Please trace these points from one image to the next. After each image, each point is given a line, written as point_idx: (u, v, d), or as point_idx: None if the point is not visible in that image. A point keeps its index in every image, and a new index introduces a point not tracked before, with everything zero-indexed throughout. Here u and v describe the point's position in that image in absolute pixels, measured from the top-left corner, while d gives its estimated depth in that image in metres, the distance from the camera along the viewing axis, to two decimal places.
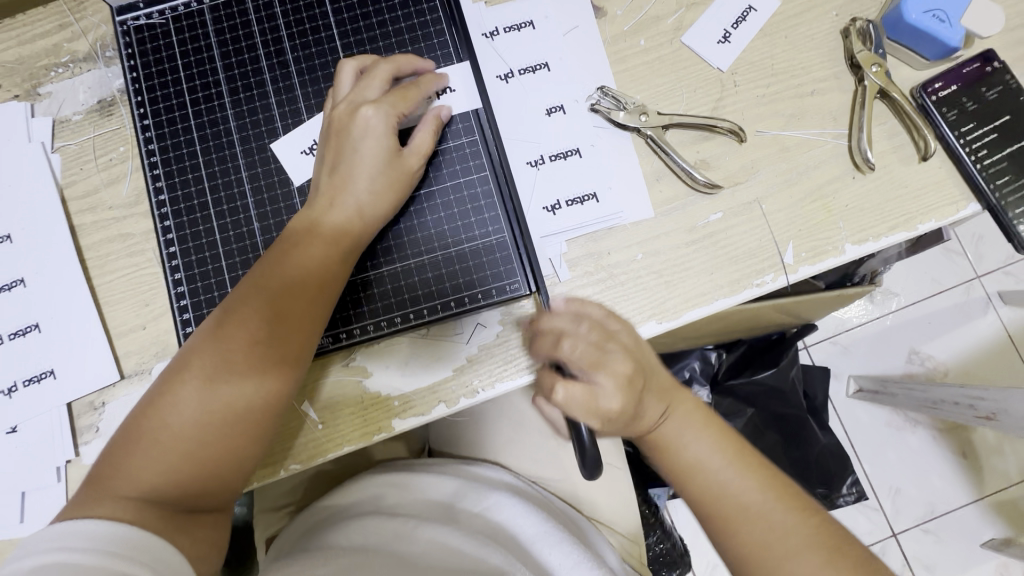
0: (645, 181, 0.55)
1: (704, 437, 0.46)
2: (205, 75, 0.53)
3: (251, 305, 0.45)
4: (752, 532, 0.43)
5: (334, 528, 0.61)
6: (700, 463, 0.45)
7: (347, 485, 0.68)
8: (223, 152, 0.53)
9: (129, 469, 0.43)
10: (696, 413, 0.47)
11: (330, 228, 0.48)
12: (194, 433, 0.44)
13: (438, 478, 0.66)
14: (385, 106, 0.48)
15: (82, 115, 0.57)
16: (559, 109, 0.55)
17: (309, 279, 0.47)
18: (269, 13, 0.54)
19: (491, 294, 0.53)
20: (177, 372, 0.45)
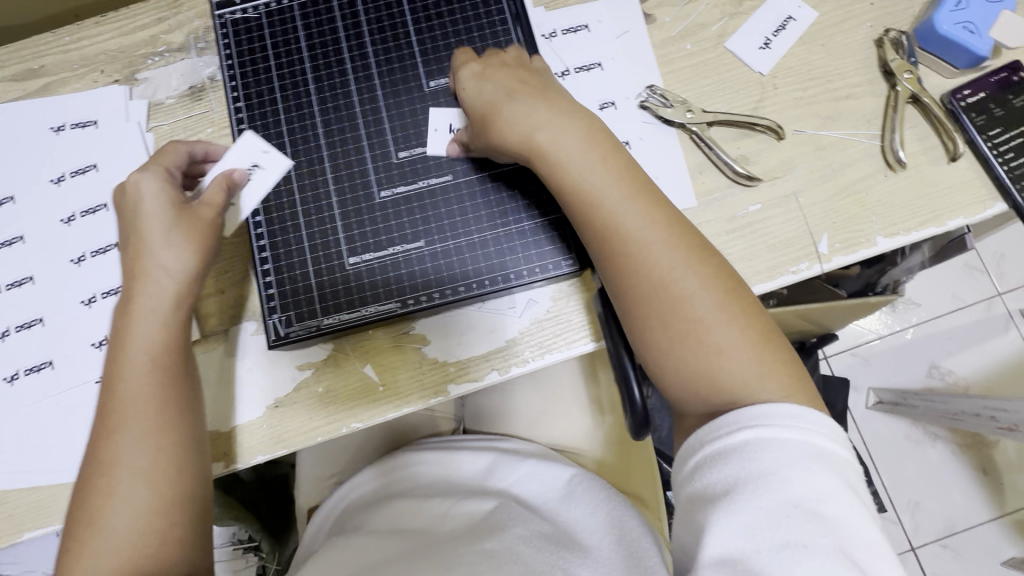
0: (689, 173, 0.59)
1: (634, 201, 0.48)
2: (293, 64, 0.58)
3: (121, 391, 0.46)
4: (622, 258, 0.48)
5: (374, 509, 0.65)
6: (620, 216, 0.48)
7: (382, 463, 0.71)
8: (307, 133, 0.57)
9: (87, 565, 0.43)
10: (603, 164, 0.49)
11: (158, 299, 0.48)
12: (138, 501, 0.45)
13: (475, 453, 0.69)
14: (149, 172, 0.51)
15: (174, 99, 0.63)
16: (610, 105, 0.60)
17: (163, 343, 0.48)
18: (352, 10, 0.58)
19: (548, 269, 0.56)
20: (94, 482, 0.45)
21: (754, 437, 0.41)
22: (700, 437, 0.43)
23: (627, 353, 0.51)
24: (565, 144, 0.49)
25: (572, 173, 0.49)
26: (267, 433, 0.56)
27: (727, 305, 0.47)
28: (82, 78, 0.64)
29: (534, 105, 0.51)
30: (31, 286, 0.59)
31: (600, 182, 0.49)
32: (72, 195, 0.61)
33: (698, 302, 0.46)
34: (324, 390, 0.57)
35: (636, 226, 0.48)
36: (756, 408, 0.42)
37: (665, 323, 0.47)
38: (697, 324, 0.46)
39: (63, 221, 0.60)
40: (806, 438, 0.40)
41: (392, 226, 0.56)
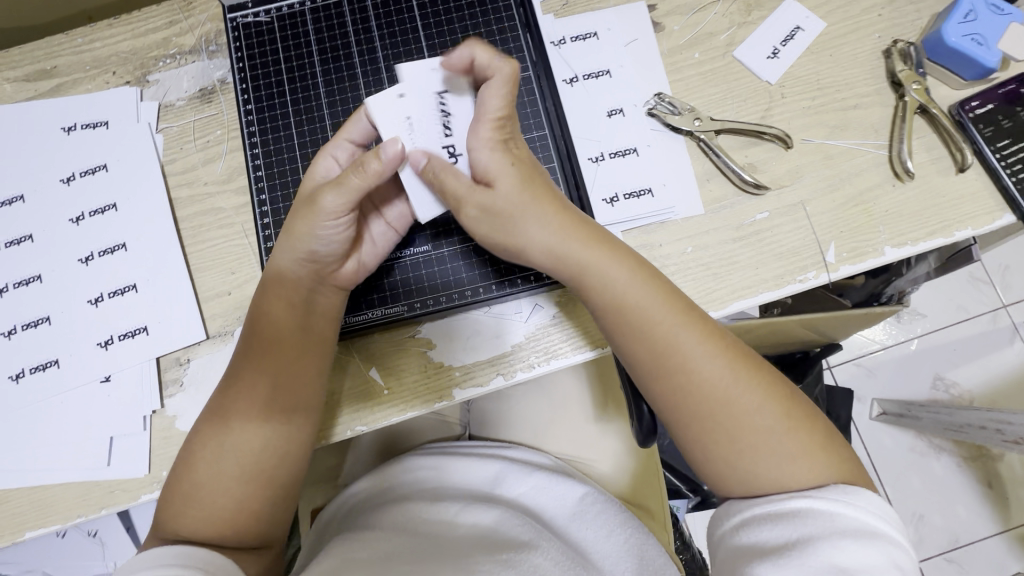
0: (696, 180, 0.59)
1: (683, 318, 0.49)
2: (303, 67, 0.58)
3: (248, 366, 0.51)
4: (676, 376, 0.48)
5: (378, 510, 0.63)
6: (672, 335, 0.48)
7: (385, 466, 0.71)
8: (316, 136, 0.57)
9: (176, 515, 0.48)
10: (647, 284, 0.49)
11: (304, 276, 0.51)
12: (233, 472, 0.49)
13: (482, 461, 0.69)
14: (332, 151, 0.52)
15: (184, 101, 0.64)
16: (619, 112, 0.60)
17: (317, 324, 0.52)
18: (363, 15, 0.59)
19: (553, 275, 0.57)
20: (201, 437, 0.50)
21: (804, 505, 0.43)
22: (742, 505, 0.46)
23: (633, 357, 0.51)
24: (604, 262, 0.49)
25: (614, 293, 0.49)
26: None
27: (782, 415, 0.47)
28: (94, 79, 0.64)
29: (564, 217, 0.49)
30: (39, 285, 0.59)
31: (646, 299, 0.49)
32: (81, 195, 0.61)
33: (752, 415, 0.47)
34: (328, 392, 0.56)
35: (683, 345, 0.48)
36: (809, 485, 0.44)
37: (723, 435, 0.47)
38: (751, 440, 0.47)
39: (72, 220, 0.60)
40: (858, 514, 0.42)
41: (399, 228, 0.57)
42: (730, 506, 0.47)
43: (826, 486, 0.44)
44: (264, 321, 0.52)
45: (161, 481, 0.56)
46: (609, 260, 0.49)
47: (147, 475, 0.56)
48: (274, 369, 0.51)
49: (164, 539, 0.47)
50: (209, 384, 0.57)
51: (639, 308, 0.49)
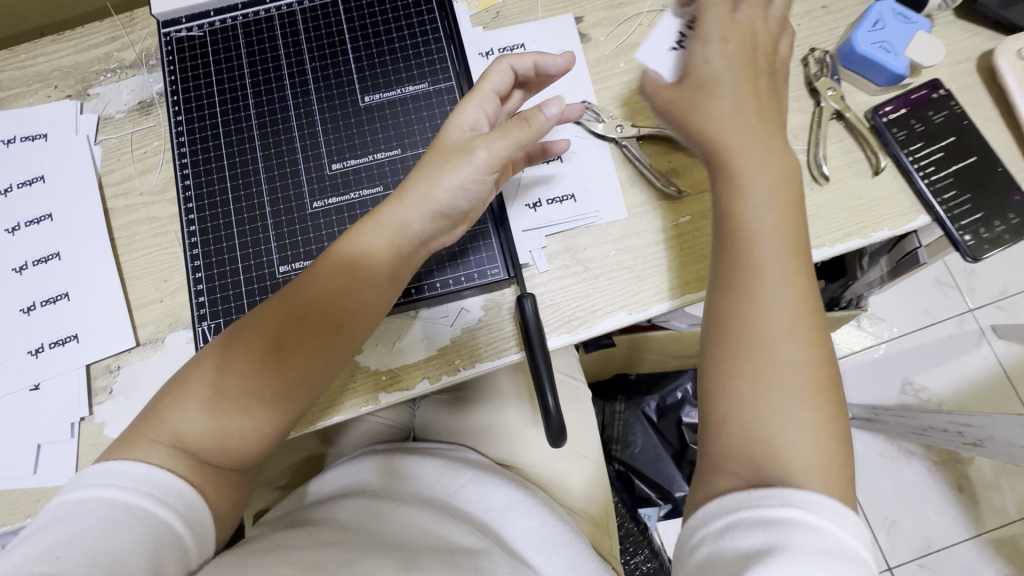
0: (620, 186, 0.60)
1: (797, 327, 0.45)
2: (233, 80, 0.60)
3: (295, 317, 0.47)
4: (760, 338, 0.45)
5: (317, 509, 0.62)
6: (778, 297, 0.45)
7: (322, 476, 0.70)
8: (244, 145, 0.58)
9: (168, 429, 0.46)
10: (788, 285, 0.46)
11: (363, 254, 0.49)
12: (207, 428, 0.46)
13: (419, 462, 0.68)
14: (477, 103, 0.52)
15: (123, 113, 0.65)
16: (544, 120, 0.62)
17: (349, 301, 0.48)
18: (292, 29, 0.60)
19: (473, 278, 0.58)
20: (194, 378, 0.47)
21: (794, 517, 0.39)
22: (728, 508, 0.41)
23: (544, 360, 0.52)
24: (755, 232, 0.47)
25: (758, 259, 0.46)
26: None
27: (823, 467, 0.42)
28: (35, 93, 0.66)
29: (757, 185, 0.48)
30: None
31: (778, 292, 0.45)
32: (17, 205, 0.62)
33: (802, 445, 0.42)
34: None
35: (784, 346, 0.44)
36: (805, 494, 0.40)
37: (758, 444, 0.43)
38: (784, 463, 0.42)
39: (7, 230, 0.61)
40: (850, 535, 0.39)
41: (315, 236, 0.55)
42: (715, 509, 0.42)
43: (819, 495, 0.40)
44: (305, 281, 0.49)
45: None
46: (765, 212, 0.47)
47: (72, 483, 0.56)
48: (292, 355, 0.47)
49: (142, 446, 0.45)
50: (139, 390, 0.58)
51: (758, 257, 0.47)
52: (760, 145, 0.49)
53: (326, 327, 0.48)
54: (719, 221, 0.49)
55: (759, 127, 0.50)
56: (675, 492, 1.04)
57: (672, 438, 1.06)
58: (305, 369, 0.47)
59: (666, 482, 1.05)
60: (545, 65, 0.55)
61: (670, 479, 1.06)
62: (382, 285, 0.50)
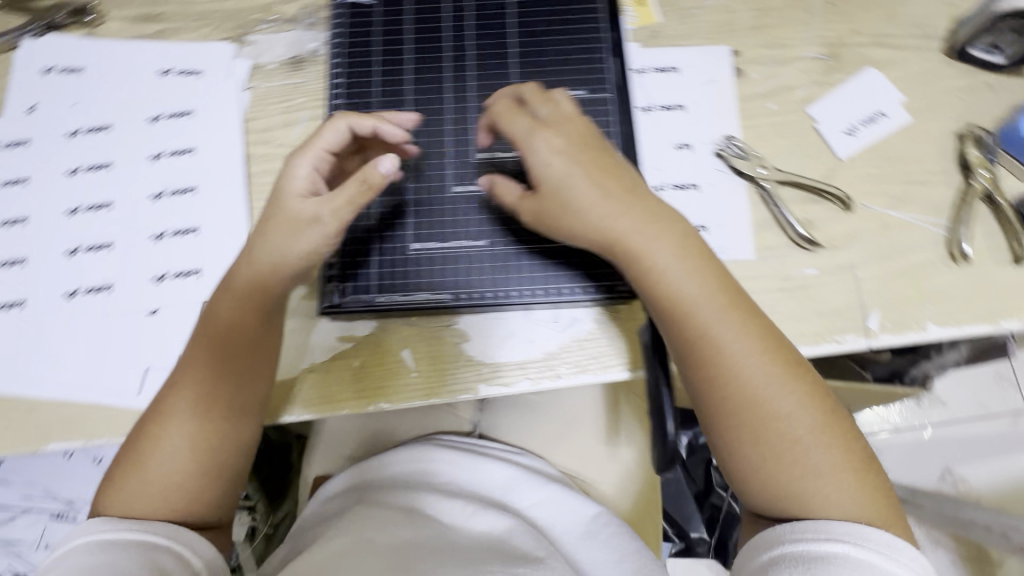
0: (752, 226, 0.60)
1: (768, 365, 0.49)
2: (395, 53, 0.60)
3: (189, 345, 0.53)
4: (757, 416, 0.48)
5: (394, 493, 0.63)
6: (754, 374, 0.49)
7: (395, 453, 0.70)
8: (396, 120, 0.59)
9: (128, 487, 0.50)
10: (745, 335, 0.49)
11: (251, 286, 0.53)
12: (175, 475, 0.51)
13: (494, 465, 0.68)
14: (311, 156, 0.53)
15: (276, 65, 0.67)
16: (687, 146, 0.61)
17: (233, 331, 0.52)
18: (459, 15, 0.61)
19: (597, 290, 0.58)
20: (162, 417, 0.52)
21: (842, 550, 0.44)
22: (771, 542, 0.46)
23: (666, 382, 0.55)
24: (698, 299, 0.50)
25: (704, 328, 0.49)
26: (294, 395, 0.57)
27: (839, 469, 0.48)
28: (195, 29, 0.68)
29: (612, 209, 0.51)
30: (108, 212, 0.62)
31: (738, 347, 0.49)
32: (164, 135, 0.64)
33: (809, 456, 0.48)
34: (359, 365, 0.58)
35: (773, 392, 0.49)
36: (851, 527, 0.45)
37: (763, 470, 0.49)
38: (800, 492, 0.48)
39: (151, 157, 0.64)
40: (902, 570, 0.43)
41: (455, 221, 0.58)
42: (761, 543, 0.47)
43: (863, 528, 0.45)
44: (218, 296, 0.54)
45: None
46: (693, 281, 0.50)
47: None
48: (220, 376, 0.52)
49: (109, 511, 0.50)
50: None
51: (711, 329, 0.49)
52: (622, 205, 0.51)
53: (231, 337, 0.52)
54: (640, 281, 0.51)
55: (621, 193, 0.52)
56: (690, 530, 1.03)
57: (698, 479, 1.05)
58: (221, 371, 0.52)
59: (684, 519, 1.05)
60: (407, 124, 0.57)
61: (688, 518, 1.05)
62: (257, 310, 0.53)
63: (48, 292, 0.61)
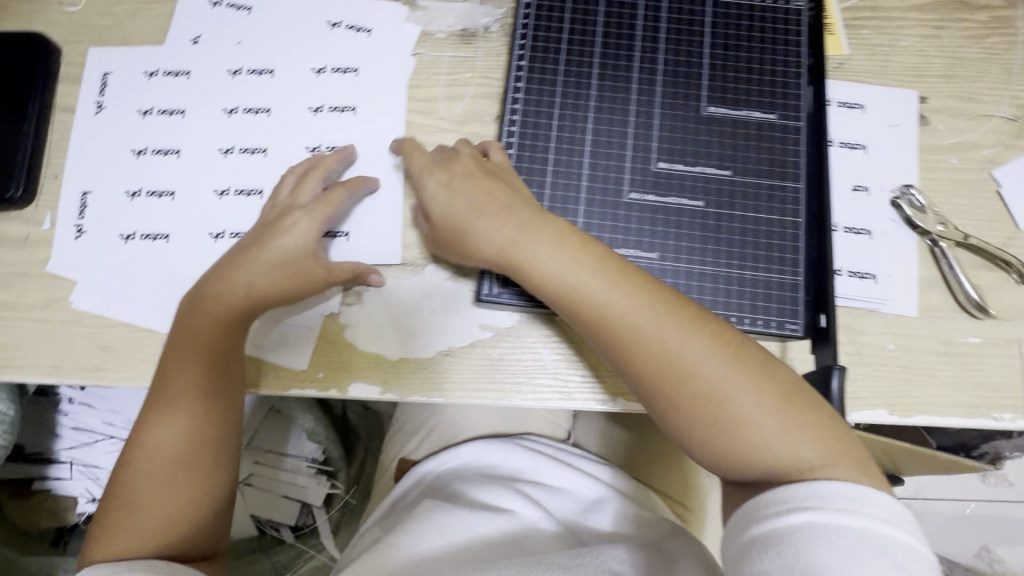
0: (918, 283, 0.58)
1: (726, 361, 0.45)
2: (584, 43, 0.58)
3: (175, 371, 0.53)
4: (752, 449, 0.44)
5: (475, 488, 0.63)
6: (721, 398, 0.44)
7: (487, 445, 0.71)
8: (577, 113, 0.57)
9: (128, 513, 0.50)
10: (692, 336, 0.46)
11: (222, 282, 0.54)
12: (172, 492, 0.51)
13: (578, 477, 0.66)
14: (309, 211, 0.56)
15: (445, 35, 0.65)
16: (864, 189, 0.59)
17: (211, 341, 0.53)
18: (655, 14, 0.58)
19: (771, 327, 0.52)
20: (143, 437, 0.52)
21: (806, 517, 0.39)
22: (763, 512, 0.41)
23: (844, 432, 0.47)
24: (589, 281, 0.47)
25: (688, 369, 0.45)
26: (426, 375, 0.56)
27: (770, 409, 0.44)
28: None
29: (539, 234, 0.49)
30: (263, 157, 0.62)
31: (663, 337, 0.46)
32: (326, 90, 0.63)
33: (730, 407, 0.44)
34: (497, 357, 0.57)
35: (707, 373, 0.45)
36: (810, 488, 0.41)
37: (715, 459, 0.45)
38: (728, 452, 0.44)
39: (311, 109, 0.63)
40: (866, 522, 0.38)
41: (627, 228, 0.54)
42: (741, 522, 0.42)
43: (818, 485, 0.41)
44: (190, 310, 0.54)
45: (313, 381, 0.56)
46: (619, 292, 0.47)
47: (302, 371, 0.56)
48: (185, 377, 0.53)
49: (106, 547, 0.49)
50: (388, 307, 0.57)
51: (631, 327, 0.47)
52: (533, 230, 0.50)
53: (216, 355, 0.53)
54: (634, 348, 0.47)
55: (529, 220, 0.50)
56: None
57: None
58: (208, 388, 0.53)
59: None
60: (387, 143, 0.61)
61: None
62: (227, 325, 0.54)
63: (193, 228, 0.61)
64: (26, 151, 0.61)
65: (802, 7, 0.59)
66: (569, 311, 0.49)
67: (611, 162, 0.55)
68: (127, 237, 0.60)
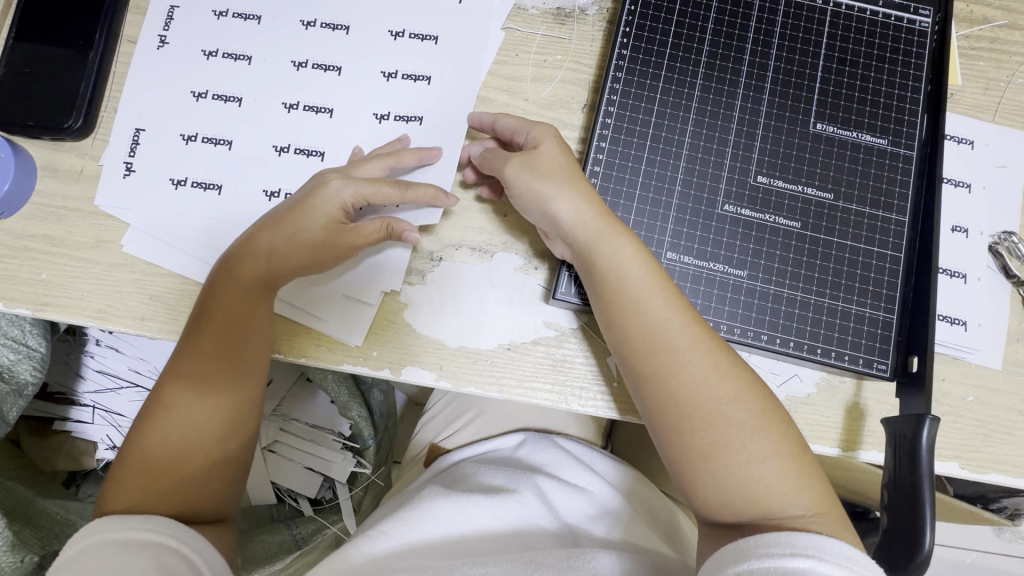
0: (1006, 336, 0.55)
1: (746, 397, 0.46)
2: (692, 39, 0.55)
3: (209, 332, 0.51)
4: (751, 488, 0.44)
5: (490, 474, 0.60)
6: (737, 437, 0.45)
7: (522, 438, 0.69)
8: (677, 112, 0.53)
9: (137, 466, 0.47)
10: (723, 368, 0.46)
11: (258, 250, 0.52)
12: (180, 454, 0.48)
13: (596, 479, 0.62)
14: (354, 181, 0.52)
15: (539, 11, 0.60)
16: (962, 231, 0.56)
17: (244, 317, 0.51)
18: (771, 17, 0.55)
19: (855, 363, 0.50)
20: (165, 397, 0.50)
21: (807, 566, 0.38)
22: (767, 552, 0.39)
23: (929, 482, 0.44)
24: (639, 290, 0.47)
25: (712, 400, 0.45)
26: (482, 367, 0.53)
27: (776, 453, 0.44)
28: None
29: (616, 232, 0.48)
30: (327, 119, 0.58)
31: (699, 359, 0.46)
32: (404, 53, 0.59)
33: (747, 443, 0.45)
34: (559, 357, 0.54)
35: (730, 403, 0.45)
36: (813, 538, 0.40)
37: (712, 488, 0.45)
38: (730, 482, 0.44)
39: (383, 73, 0.59)
40: None
41: (719, 242, 0.52)
42: (728, 555, 0.40)
43: (821, 538, 0.40)
44: (228, 274, 0.51)
45: (366, 359, 0.53)
46: (665, 311, 0.47)
47: (355, 347, 0.53)
48: (218, 349, 0.51)
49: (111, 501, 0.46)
50: (450, 291, 0.55)
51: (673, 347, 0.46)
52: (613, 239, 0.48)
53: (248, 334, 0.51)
54: (664, 366, 0.46)
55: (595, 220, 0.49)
56: None
57: None
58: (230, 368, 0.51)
59: None
60: (484, 126, 0.56)
61: None
62: (261, 297, 0.51)
63: (250, 184, 0.57)
64: (90, 81, 0.58)
65: (927, 29, 0.55)
66: (608, 311, 0.48)
67: (708, 170, 0.53)
68: (177, 182, 0.57)
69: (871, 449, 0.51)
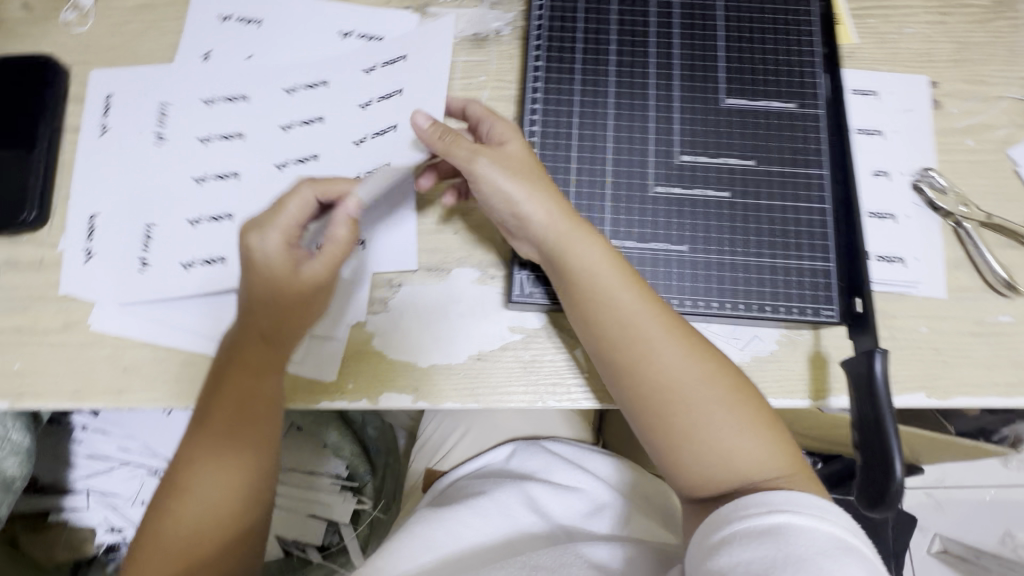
0: (945, 264, 0.57)
1: (720, 378, 0.47)
2: (599, 42, 0.58)
3: (214, 405, 0.50)
4: (734, 466, 0.45)
5: (480, 488, 0.61)
6: (716, 418, 0.46)
7: (514, 445, 0.69)
8: (597, 110, 0.57)
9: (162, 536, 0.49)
10: (693, 353, 0.48)
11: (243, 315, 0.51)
12: (199, 523, 0.49)
13: (585, 476, 0.63)
14: (271, 228, 0.48)
15: (457, 40, 0.64)
16: (884, 174, 0.60)
17: (243, 387, 0.50)
18: (668, 10, 0.59)
19: (805, 314, 0.52)
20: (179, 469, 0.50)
21: (783, 519, 0.39)
22: (747, 512, 0.41)
23: (890, 417, 0.46)
24: (608, 287, 0.49)
25: (686, 385, 0.47)
26: (455, 380, 0.55)
27: (752, 427, 0.46)
28: None
29: (578, 236, 0.50)
30: (271, 171, 0.61)
31: (669, 348, 0.48)
32: (335, 98, 0.62)
33: (723, 424, 0.46)
34: (528, 357, 0.56)
35: (704, 385, 0.47)
36: (787, 493, 0.41)
37: (701, 472, 0.46)
38: (714, 462, 0.46)
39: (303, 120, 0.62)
40: (834, 528, 0.39)
41: (656, 222, 0.54)
42: (714, 522, 0.42)
43: (795, 493, 0.41)
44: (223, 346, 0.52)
45: (343, 393, 0.55)
46: (636, 307, 0.49)
47: (331, 382, 0.55)
48: (226, 423, 0.50)
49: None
50: (416, 312, 0.57)
51: (643, 339, 0.48)
52: (573, 241, 0.50)
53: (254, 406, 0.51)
54: (633, 358, 0.48)
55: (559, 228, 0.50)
56: None
57: None
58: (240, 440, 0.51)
59: None
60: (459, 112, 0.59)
61: None
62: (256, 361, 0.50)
63: (206, 245, 0.59)
64: (39, 175, 0.60)
65: None
66: (579, 314, 0.50)
67: (635, 156, 0.56)
68: (137, 258, 0.59)
69: (839, 394, 0.53)
